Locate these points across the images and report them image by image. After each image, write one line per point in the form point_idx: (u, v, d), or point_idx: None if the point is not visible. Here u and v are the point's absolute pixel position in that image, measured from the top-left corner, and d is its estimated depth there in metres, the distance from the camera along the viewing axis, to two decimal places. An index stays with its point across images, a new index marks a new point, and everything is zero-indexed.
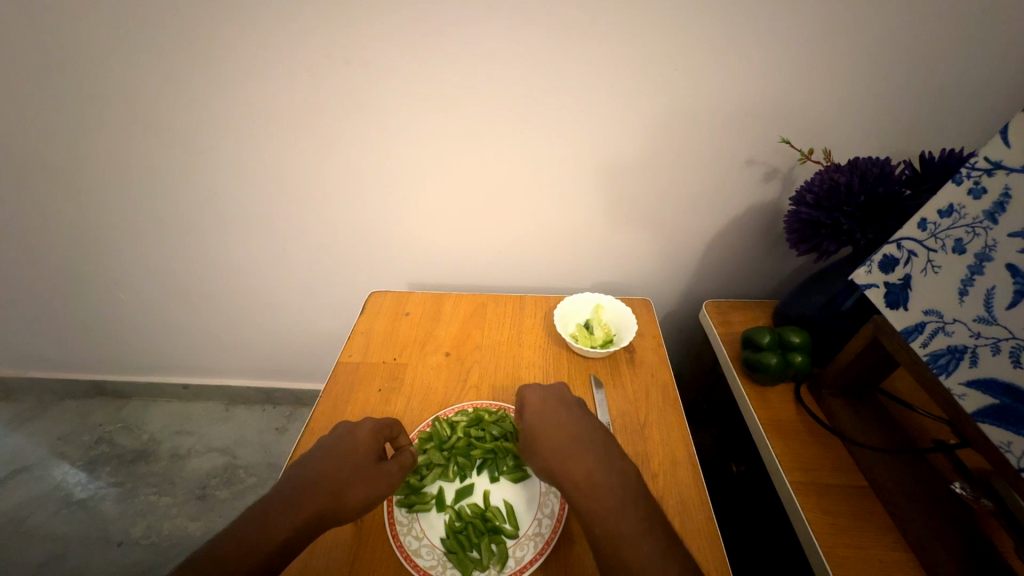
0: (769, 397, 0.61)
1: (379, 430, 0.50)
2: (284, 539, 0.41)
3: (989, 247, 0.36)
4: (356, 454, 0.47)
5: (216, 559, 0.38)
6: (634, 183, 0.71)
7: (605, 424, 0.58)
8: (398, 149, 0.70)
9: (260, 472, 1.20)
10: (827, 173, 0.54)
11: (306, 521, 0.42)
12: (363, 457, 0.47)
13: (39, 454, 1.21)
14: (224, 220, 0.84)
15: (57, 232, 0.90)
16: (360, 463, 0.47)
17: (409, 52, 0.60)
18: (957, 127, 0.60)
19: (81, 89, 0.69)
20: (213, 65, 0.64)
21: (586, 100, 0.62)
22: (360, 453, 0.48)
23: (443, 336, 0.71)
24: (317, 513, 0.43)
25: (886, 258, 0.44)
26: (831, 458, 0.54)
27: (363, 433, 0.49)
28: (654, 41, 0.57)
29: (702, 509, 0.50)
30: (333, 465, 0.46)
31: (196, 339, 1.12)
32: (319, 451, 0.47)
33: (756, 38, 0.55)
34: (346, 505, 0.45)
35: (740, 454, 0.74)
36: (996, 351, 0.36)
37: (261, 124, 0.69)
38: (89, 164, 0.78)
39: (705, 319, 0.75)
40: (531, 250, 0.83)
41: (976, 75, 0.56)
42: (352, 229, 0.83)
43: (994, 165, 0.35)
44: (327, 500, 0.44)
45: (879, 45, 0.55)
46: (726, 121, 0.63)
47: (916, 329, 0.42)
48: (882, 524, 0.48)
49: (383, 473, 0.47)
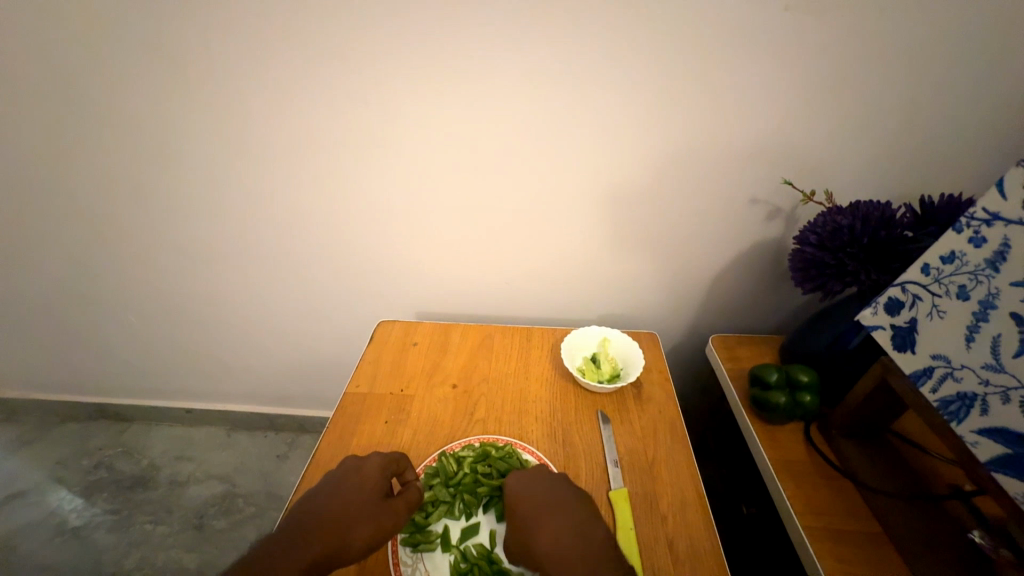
0: (779, 436, 0.61)
1: (387, 464, 0.50)
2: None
3: (992, 294, 0.37)
4: (364, 491, 0.48)
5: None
6: (640, 219, 0.73)
7: (612, 462, 0.57)
8: (412, 184, 0.73)
9: (259, 502, 1.18)
10: (829, 215, 0.55)
11: (313, 562, 0.43)
12: (368, 495, 0.47)
13: (37, 478, 1.20)
14: (240, 248, 0.87)
15: (77, 257, 0.92)
16: (364, 501, 0.47)
17: (426, 95, 0.64)
18: (954, 172, 0.62)
19: (115, 124, 0.73)
20: (240, 104, 0.68)
21: (593, 140, 0.65)
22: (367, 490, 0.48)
23: (450, 368, 0.71)
24: (324, 554, 0.43)
25: (891, 300, 0.44)
26: (844, 502, 0.53)
27: (369, 470, 0.49)
28: (657, 88, 0.60)
29: (713, 556, 0.48)
30: (340, 502, 0.47)
31: (203, 363, 1.13)
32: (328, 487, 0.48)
33: (756, 86, 0.59)
34: (352, 544, 0.45)
35: (750, 494, 0.73)
36: (1006, 400, 0.36)
37: (283, 159, 0.73)
38: (115, 194, 0.82)
39: (712, 354, 0.75)
40: (539, 282, 0.84)
41: (969, 124, 0.58)
42: (364, 259, 0.85)
43: (993, 216, 0.36)
44: (332, 538, 0.44)
45: (874, 93, 0.58)
46: (729, 162, 0.65)
47: (925, 373, 0.42)
48: (900, 575, 0.47)
49: (389, 512, 0.47)
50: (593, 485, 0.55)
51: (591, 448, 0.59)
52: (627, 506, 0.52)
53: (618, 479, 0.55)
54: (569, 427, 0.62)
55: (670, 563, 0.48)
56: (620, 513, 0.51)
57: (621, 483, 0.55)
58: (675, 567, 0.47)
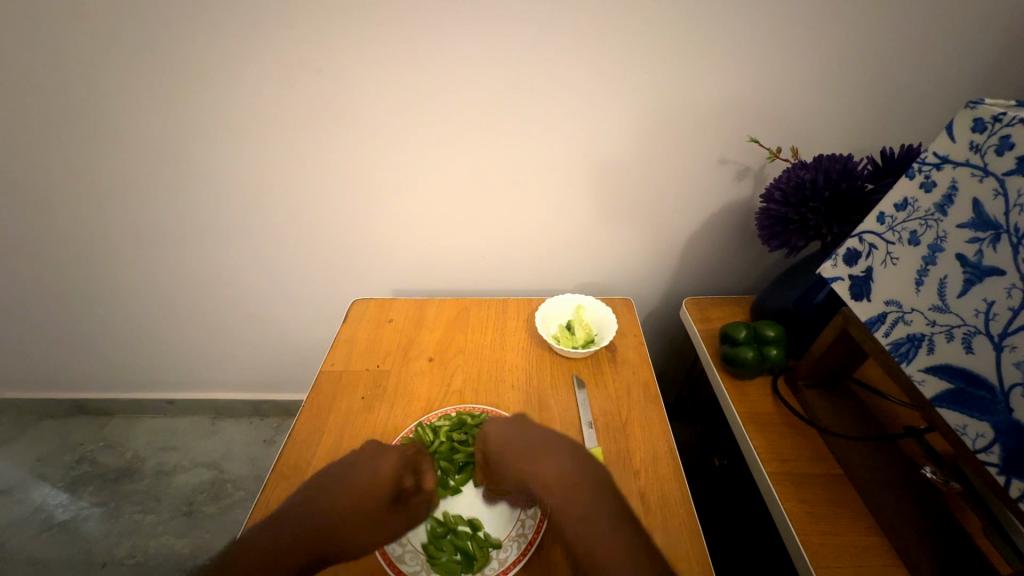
0: (747, 389, 0.63)
1: (398, 472, 0.49)
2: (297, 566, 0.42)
3: (940, 238, 0.38)
4: (366, 502, 0.46)
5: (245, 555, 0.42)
6: (611, 185, 0.72)
7: (587, 424, 0.58)
8: (376, 157, 0.70)
9: (248, 486, 1.19)
10: (793, 171, 0.55)
11: (310, 564, 0.43)
12: (378, 501, 0.47)
13: (19, 476, 1.19)
14: (203, 234, 0.84)
15: (30, 247, 0.88)
16: (374, 507, 0.46)
17: (382, 62, 0.61)
18: (917, 124, 0.63)
19: (55, 104, 0.68)
20: (188, 78, 0.64)
21: (560, 103, 0.63)
22: (372, 496, 0.47)
23: (427, 341, 0.71)
24: (318, 555, 0.43)
25: (849, 251, 0.45)
26: (808, 449, 0.55)
27: (384, 473, 0.49)
28: (624, 44, 0.58)
29: (683, 506, 0.50)
30: (340, 506, 0.46)
31: (179, 353, 1.10)
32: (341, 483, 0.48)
33: (722, 40, 0.57)
34: (350, 551, 0.45)
35: (722, 448, 0.78)
36: (951, 338, 0.37)
37: (238, 134, 0.69)
38: (62, 180, 0.77)
39: (685, 316, 0.77)
40: (513, 254, 0.84)
41: (932, 74, 0.58)
42: (332, 237, 0.83)
43: (942, 159, 0.37)
44: (336, 538, 0.44)
45: (839, 43, 0.56)
46: (698, 120, 0.64)
47: (879, 319, 0.43)
48: (857, 510, 0.49)
49: (390, 521, 0.47)
50: None
51: (567, 411, 0.60)
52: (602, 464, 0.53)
53: (593, 439, 0.57)
54: (545, 393, 0.63)
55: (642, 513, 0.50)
56: None
57: (596, 443, 0.56)
58: (648, 519, 0.49)
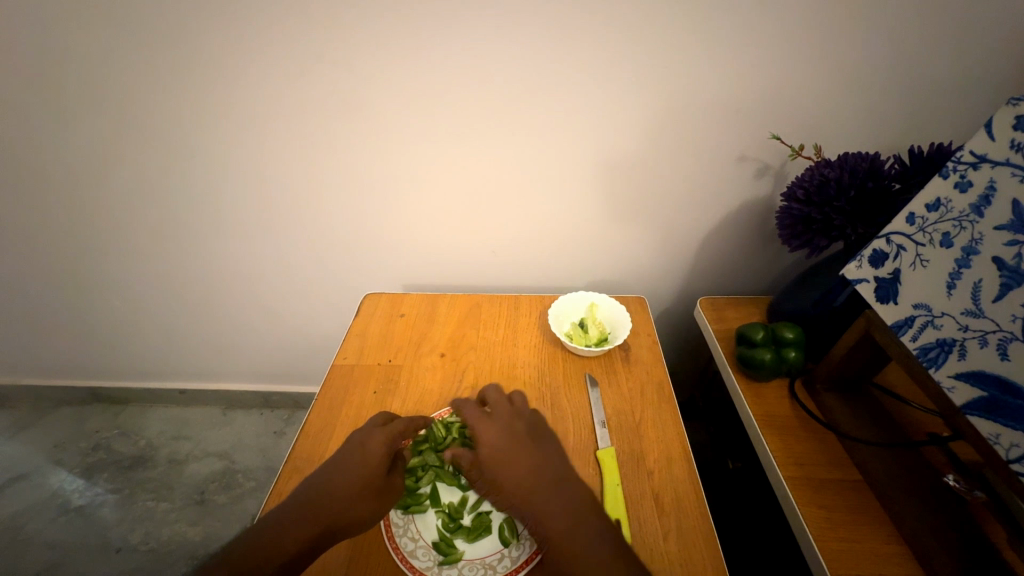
0: (764, 392, 0.61)
1: (389, 443, 0.50)
2: (299, 548, 0.42)
3: (975, 240, 0.37)
4: (362, 476, 0.47)
5: (250, 541, 0.42)
6: (627, 182, 0.71)
7: (599, 422, 0.58)
8: (391, 152, 0.70)
9: (259, 476, 1.20)
10: (817, 169, 0.54)
11: (312, 542, 0.43)
12: (375, 471, 0.47)
13: (36, 461, 1.21)
14: (217, 226, 0.84)
15: (49, 237, 0.89)
16: (371, 478, 0.47)
17: (400, 55, 0.60)
18: (946, 124, 0.61)
19: (76, 95, 0.69)
20: (207, 72, 0.64)
21: (578, 98, 0.62)
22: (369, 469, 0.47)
23: (439, 337, 0.71)
24: (319, 532, 0.43)
25: (876, 252, 0.44)
26: (825, 453, 0.54)
27: (375, 444, 0.49)
28: (645, 39, 0.57)
29: (697, 507, 0.50)
30: (332, 487, 0.46)
31: (192, 344, 1.12)
32: (337, 460, 0.48)
33: (745, 36, 0.56)
34: (352, 524, 0.45)
35: (736, 450, 0.76)
36: (984, 344, 0.36)
37: (254, 127, 0.69)
38: (81, 170, 0.78)
39: (699, 316, 0.75)
40: (525, 251, 0.83)
41: (963, 72, 0.57)
42: (346, 232, 0.83)
43: (980, 158, 0.36)
44: (337, 515, 0.44)
45: (866, 39, 0.55)
46: (719, 117, 0.63)
47: (906, 323, 0.42)
48: (877, 517, 0.48)
49: (390, 487, 0.48)
50: (582, 448, 0.56)
51: (580, 410, 0.60)
52: (614, 463, 0.53)
53: (605, 438, 0.56)
54: (557, 391, 0.62)
55: (656, 514, 0.49)
56: (608, 469, 0.52)
57: (608, 442, 0.56)
58: (661, 519, 0.49)
